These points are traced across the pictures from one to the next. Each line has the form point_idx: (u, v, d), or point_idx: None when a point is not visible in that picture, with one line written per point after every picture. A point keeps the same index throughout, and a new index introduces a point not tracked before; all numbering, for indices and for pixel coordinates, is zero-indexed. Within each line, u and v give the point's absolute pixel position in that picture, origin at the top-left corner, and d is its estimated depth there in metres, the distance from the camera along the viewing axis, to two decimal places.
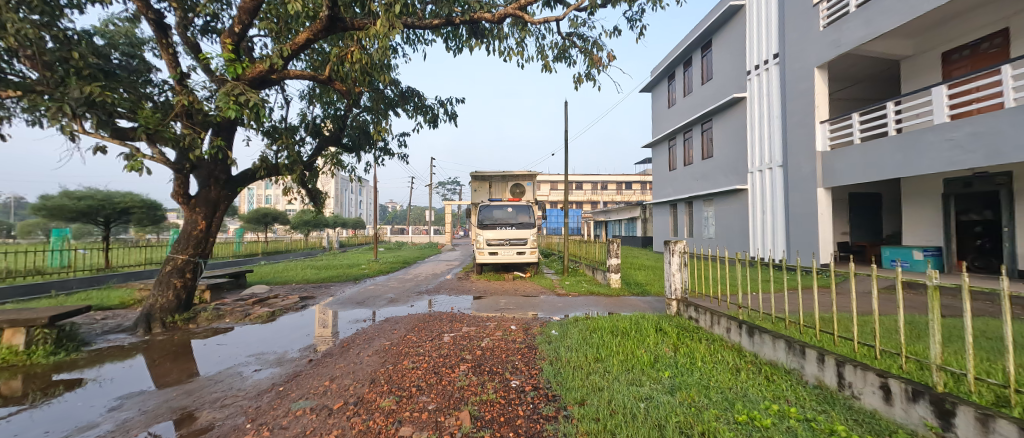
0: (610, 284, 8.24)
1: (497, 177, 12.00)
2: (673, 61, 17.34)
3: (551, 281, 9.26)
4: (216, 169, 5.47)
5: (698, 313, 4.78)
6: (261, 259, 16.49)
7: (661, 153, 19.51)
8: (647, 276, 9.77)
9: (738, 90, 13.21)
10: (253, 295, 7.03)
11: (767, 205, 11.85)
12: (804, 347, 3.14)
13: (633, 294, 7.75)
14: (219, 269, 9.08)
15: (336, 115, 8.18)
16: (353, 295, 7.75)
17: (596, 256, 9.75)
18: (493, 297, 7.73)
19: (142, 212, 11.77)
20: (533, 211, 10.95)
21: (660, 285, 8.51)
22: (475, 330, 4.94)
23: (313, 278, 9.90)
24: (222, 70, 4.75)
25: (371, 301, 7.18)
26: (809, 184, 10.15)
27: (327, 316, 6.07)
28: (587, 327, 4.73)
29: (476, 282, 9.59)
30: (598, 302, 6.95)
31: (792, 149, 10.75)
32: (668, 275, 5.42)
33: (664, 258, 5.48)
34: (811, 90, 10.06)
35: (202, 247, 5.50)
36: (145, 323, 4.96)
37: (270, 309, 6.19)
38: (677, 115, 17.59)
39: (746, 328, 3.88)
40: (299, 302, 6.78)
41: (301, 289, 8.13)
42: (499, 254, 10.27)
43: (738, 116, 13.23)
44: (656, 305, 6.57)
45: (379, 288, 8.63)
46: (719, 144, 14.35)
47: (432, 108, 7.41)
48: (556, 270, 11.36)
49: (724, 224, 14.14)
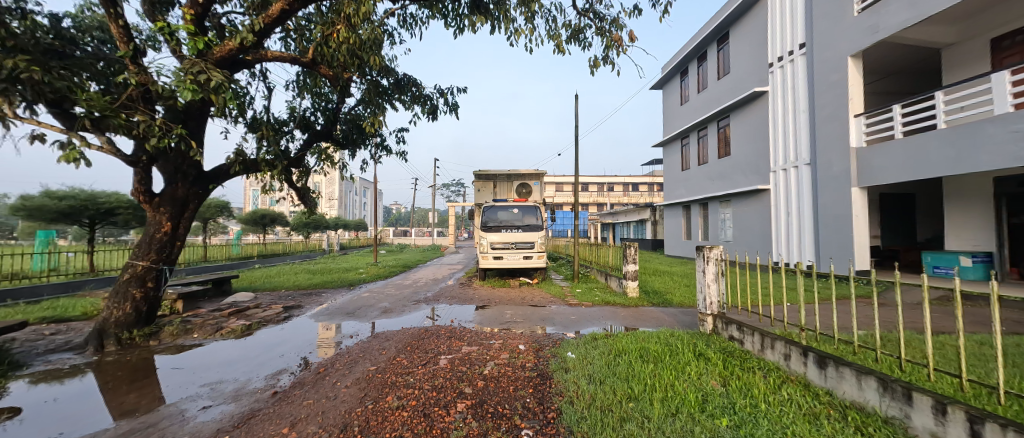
0: (626, 293, 7.46)
1: (502, 176, 11.27)
2: (687, 56, 16.56)
3: (560, 289, 8.49)
4: (184, 164, 4.82)
5: (742, 332, 4.01)
6: (258, 262, 15.90)
7: (673, 152, 18.69)
8: (666, 283, 8.98)
9: (759, 84, 12.39)
10: (232, 305, 6.35)
11: (793, 206, 11.00)
12: (908, 390, 2.33)
13: (653, 304, 6.97)
14: (203, 275, 8.43)
15: (328, 108, 7.53)
16: (344, 304, 7.07)
17: (610, 261, 8.96)
18: (497, 306, 7.00)
19: (129, 213, 11.25)
20: (541, 212, 10.23)
21: (681, 293, 7.72)
22: (476, 351, 4.20)
23: (305, 284, 9.24)
24: (184, 46, 4.09)
25: (363, 312, 6.49)
26: (843, 182, 9.31)
27: (311, 330, 5.38)
28: (611, 350, 3.96)
29: (479, 289, 8.85)
30: (616, 315, 6.18)
31: (821, 146, 9.92)
32: (701, 284, 4.68)
33: (696, 265, 4.76)
34: (843, 82, 9.26)
35: (167, 252, 4.85)
36: (96, 340, 4.28)
37: (247, 321, 5.51)
38: (690, 113, 16.79)
39: (813, 357, 3.10)
40: (282, 313, 6.10)
41: (288, 297, 7.45)
42: (504, 258, 9.54)
43: (758, 112, 12.42)
44: (682, 318, 5.79)
45: (373, 296, 7.94)
46: (737, 142, 13.54)
47: (431, 98, 6.74)
48: (566, 275, 10.58)
49: (743, 227, 13.29)
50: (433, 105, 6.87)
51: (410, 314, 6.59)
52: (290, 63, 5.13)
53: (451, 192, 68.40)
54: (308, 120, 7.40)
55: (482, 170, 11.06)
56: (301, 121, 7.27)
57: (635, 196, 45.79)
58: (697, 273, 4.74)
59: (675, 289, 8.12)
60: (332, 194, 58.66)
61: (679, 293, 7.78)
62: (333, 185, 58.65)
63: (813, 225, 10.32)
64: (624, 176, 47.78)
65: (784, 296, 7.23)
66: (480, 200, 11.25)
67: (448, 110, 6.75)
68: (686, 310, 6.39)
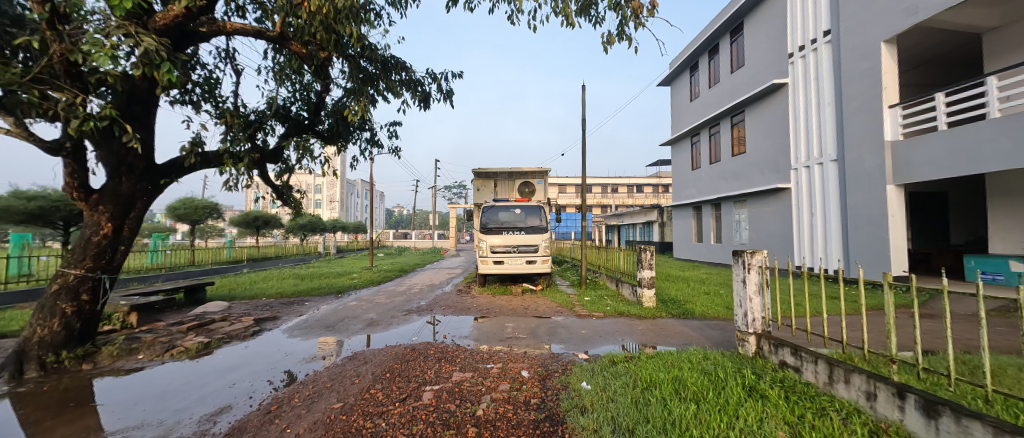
0: (642, 302, 6.67)
1: (503, 174, 10.49)
2: (697, 50, 15.79)
3: (567, 297, 7.72)
4: (128, 154, 4.12)
5: (800, 359, 3.20)
6: (248, 266, 15.24)
7: (682, 151, 17.89)
8: (682, 291, 8.18)
9: (777, 76, 11.60)
10: (197, 317, 5.63)
11: (818, 207, 10.19)
12: None
13: (673, 316, 6.16)
14: (176, 282, 7.72)
15: (311, 98, 6.85)
16: (326, 315, 6.32)
17: (622, 266, 8.15)
18: (497, 318, 6.22)
19: None
20: (545, 212, 9.48)
21: (703, 303, 6.90)
22: (470, 380, 3.42)
23: (289, 291, 8.53)
24: (115, 9, 3.40)
25: (345, 324, 5.73)
26: (876, 179, 8.51)
27: (280, 348, 4.63)
28: (637, 380, 3.18)
29: (478, 297, 8.09)
30: (632, 329, 5.39)
31: (850, 140, 9.12)
32: (741, 296, 3.89)
33: (734, 272, 4.00)
34: (875, 69, 8.48)
35: (108, 259, 4.13)
36: (13, 364, 3.55)
37: (207, 337, 4.78)
38: (701, 109, 15.99)
39: (916, 399, 2.22)
40: (251, 327, 5.35)
41: (264, 307, 6.72)
42: (505, 263, 8.78)
43: (777, 106, 11.62)
44: (711, 334, 4.97)
45: (361, 305, 7.20)
46: (753, 138, 12.73)
47: (423, 85, 6.01)
48: (573, 281, 9.79)
49: (760, 228, 12.47)
50: (424, 92, 6.14)
51: (400, 327, 5.84)
52: (256, 38, 4.43)
53: (452, 193, 67.70)
54: (288, 111, 6.69)
55: (482, 168, 10.29)
56: (279, 113, 6.55)
57: (639, 198, 44.91)
58: (734, 282, 3.98)
59: (694, 298, 7.32)
60: (332, 196, 58.17)
61: (701, 302, 6.96)
62: (333, 187, 58.16)
63: (841, 226, 9.50)
64: (628, 177, 46.93)
65: (820, 306, 6.42)
66: (480, 200, 10.49)
67: (442, 97, 6.02)
68: (713, 324, 5.58)
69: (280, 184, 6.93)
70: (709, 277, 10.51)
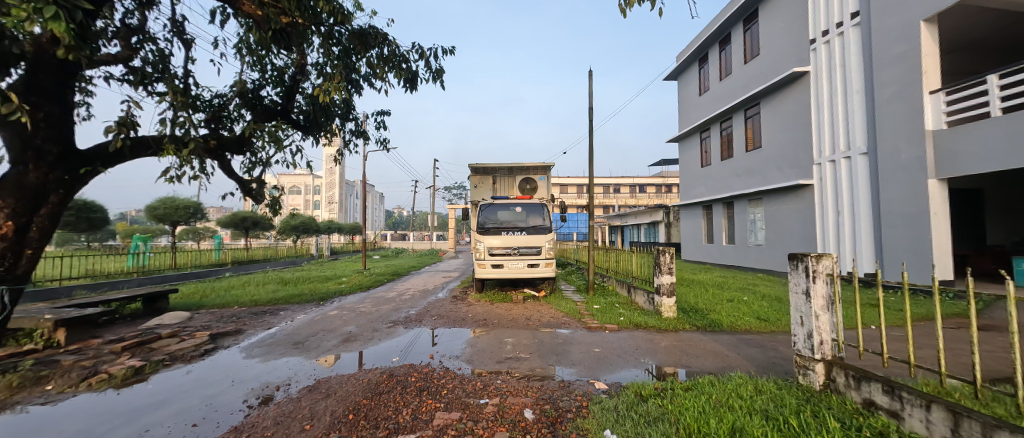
0: (660, 312, 5.85)
1: (502, 169, 9.65)
2: (707, 41, 15.00)
3: (573, 305, 6.92)
4: (34, 134, 3.34)
5: (900, 400, 2.31)
6: (232, 269, 14.44)
7: (690, 147, 17.08)
8: (702, 298, 7.34)
9: (797, 64, 10.76)
10: (144, 332, 4.80)
11: (845, 205, 9.36)
12: None
13: (699, 329, 5.31)
14: (135, 290, 6.89)
15: (286, 82, 6.07)
16: (298, 328, 5.49)
17: (636, 271, 7.29)
18: (495, 331, 5.38)
19: (73, 215, 9.52)
20: (548, 210, 8.67)
21: (730, 313, 6.04)
22: (452, 426, 2.58)
23: (266, 298, 7.72)
24: None
25: (315, 339, 4.88)
26: (915, 173, 7.69)
27: (230, 373, 3.80)
28: (680, 431, 2.35)
29: (474, 304, 7.29)
30: (652, 345, 4.54)
31: (884, 131, 8.30)
32: (802, 312, 3.06)
33: (789, 280, 3.19)
34: (913, 51, 7.66)
35: (7, 266, 3.34)
36: None
37: (142, 359, 3.94)
38: (711, 103, 15.17)
39: None
40: (202, 345, 4.51)
41: (230, 318, 5.90)
42: (504, 266, 7.97)
43: (797, 96, 10.80)
44: (753, 355, 4.11)
45: (342, 314, 6.41)
46: (769, 132, 11.91)
47: (409, 61, 5.20)
48: (579, 286, 8.98)
49: (778, 229, 11.64)
50: (410, 71, 5.34)
51: (386, 341, 5.03)
52: None
53: (452, 194, 66.89)
54: (258, 96, 5.90)
55: (479, 163, 9.46)
56: (248, 97, 5.77)
57: (642, 198, 44.06)
58: (791, 294, 3.17)
59: (717, 306, 6.48)
60: (331, 197, 57.49)
61: (727, 312, 6.12)
62: (331, 188, 57.46)
63: (873, 225, 8.67)
64: (631, 177, 46.15)
65: (865, 316, 5.59)
66: (478, 197, 9.66)
67: (430, 76, 5.22)
68: (749, 340, 4.74)
69: (251, 178, 6.13)
70: (726, 281, 9.67)
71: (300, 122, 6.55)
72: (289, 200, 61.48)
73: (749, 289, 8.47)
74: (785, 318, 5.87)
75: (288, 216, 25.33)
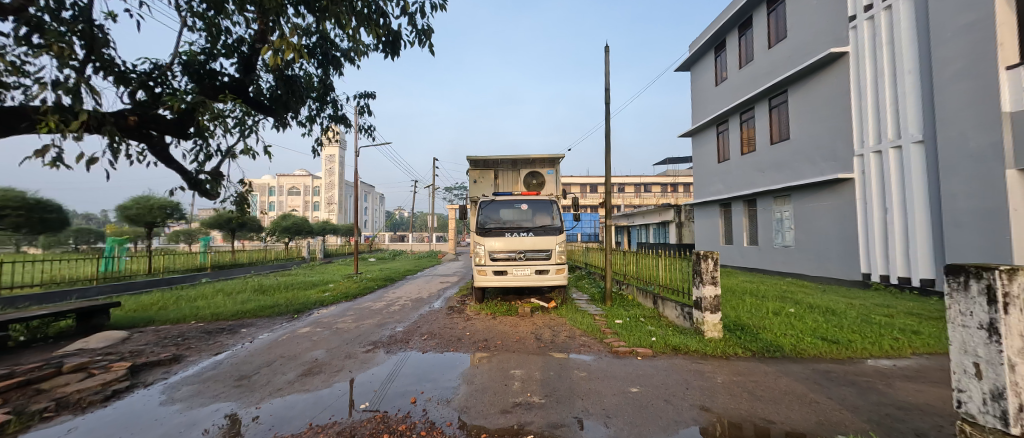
0: (701, 331, 4.73)
1: (506, 163, 8.59)
2: (725, 26, 13.91)
3: (590, 319, 5.84)
4: None
5: None
6: (213, 273, 13.43)
7: (706, 141, 16.00)
8: (742, 310, 6.21)
9: (834, 44, 9.64)
10: (43, 364, 3.70)
11: (894, 201, 8.24)
12: None
13: (757, 356, 4.17)
14: (70, 303, 5.81)
15: (244, 53, 5.03)
16: (252, 354, 4.39)
17: (665, 279, 6.18)
18: (498, 357, 4.28)
19: (16, 216, 8.21)
20: (557, 208, 7.58)
21: (787, 332, 4.90)
22: None
23: (230, 310, 6.64)
24: None
25: (266, 372, 3.78)
26: (989, 163, 6.56)
27: (130, 431, 2.68)
28: None
29: (472, 318, 6.21)
30: (708, 382, 3.41)
31: (946, 115, 7.19)
32: (977, 356, 1.95)
33: (945, 303, 2.11)
34: (986, 21, 6.57)
35: None
36: None
37: (11, 411, 2.83)
38: (729, 93, 14.07)
39: None
40: (113, 384, 3.41)
41: (173, 340, 4.82)
42: (507, 273, 6.89)
43: (834, 80, 9.70)
44: (853, 403, 2.99)
45: (314, 332, 5.34)
46: (798, 121, 10.83)
47: (388, 16, 4.13)
48: (593, 295, 7.89)
49: (811, 228, 10.51)
50: (389, 30, 4.29)
51: (372, 368, 4.01)
52: None
53: (452, 194, 65.78)
54: (210, 70, 4.86)
55: (479, 155, 8.37)
56: (196, 69, 4.73)
57: (647, 197, 42.84)
58: (950, 327, 2.07)
59: (767, 322, 5.34)
60: (329, 198, 56.46)
61: (782, 330, 4.98)
62: (330, 189, 56.37)
63: (932, 225, 7.54)
64: (636, 176, 44.96)
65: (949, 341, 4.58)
66: (477, 194, 8.55)
67: (415, 36, 4.17)
68: (832, 375, 3.60)
69: (205, 171, 5.09)
70: (758, 288, 8.57)
71: (265, 103, 5.50)
72: (287, 201, 60.37)
73: (790, 297, 7.37)
74: (857, 339, 4.73)
75: (280, 216, 24.27)
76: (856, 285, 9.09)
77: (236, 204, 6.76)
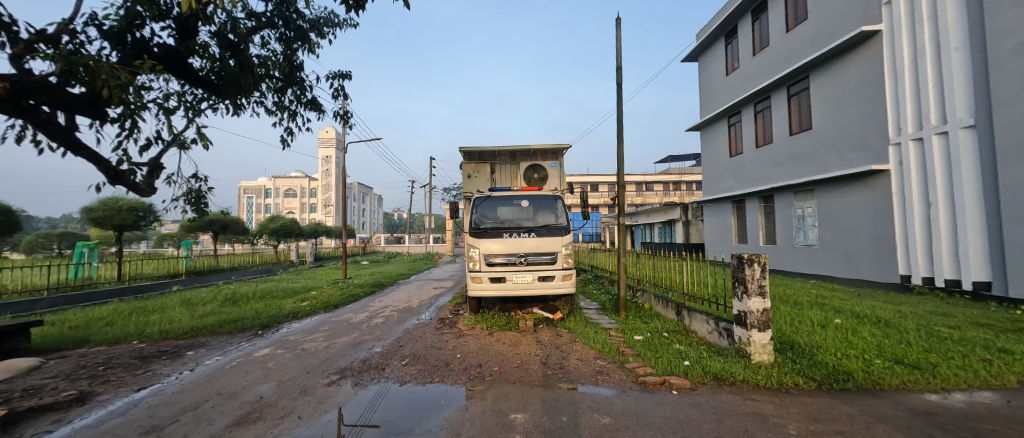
0: (748, 353, 3.80)
1: (504, 155, 7.70)
2: (737, 11, 13.01)
3: (604, 335, 4.95)
4: None
5: None
6: (187, 281, 12.20)
7: (716, 135, 15.15)
8: (781, 322, 5.31)
9: (864, 22, 8.76)
10: None
11: (937, 194, 7.34)
12: None
13: (824, 389, 3.25)
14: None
15: (180, 17, 4.11)
16: (183, 390, 3.46)
17: (690, 286, 5.29)
18: (494, 390, 3.39)
19: None
20: (562, 205, 6.66)
21: (849, 353, 3.99)
22: None
23: (185, 326, 5.71)
24: None
25: (186, 421, 2.85)
26: None
27: None
28: None
29: (465, 335, 5.29)
30: (781, 434, 2.48)
31: (1002, 94, 6.28)
32: None
33: None
34: None
35: None
36: None
37: None
38: (741, 82, 13.21)
39: None
40: None
41: (92, 371, 3.87)
42: (506, 279, 5.98)
43: (864, 63, 8.83)
44: None
45: (271, 356, 4.41)
46: (822, 110, 9.97)
47: None
48: (603, 304, 7.02)
49: (839, 226, 9.63)
50: None
51: (348, 403, 3.20)
52: None
53: (450, 194, 64.95)
54: (139, 38, 3.96)
55: (473, 146, 7.47)
56: (119, 36, 3.83)
57: (651, 196, 41.85)
58: None
59: (819, 339, 4.43)
60: (327, 199, 55.56)
61: (842, 351, 4.06)
62: (328, 190, 55.33)
63: (985, 221, 6.65)
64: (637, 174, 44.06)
65: None
66: (472, 190, 7.64)
67: None
68: (941, 422, 2.66)
69: (138, 162, 4.19)
70: (786, 293, 7.69)
71: (211, 80, 4.58)
72: (284, 203, 59.50)
73: (827, 304, 6.50)
74: (939, 361, 3.80)
75: (269, 218, 23.39)
76: (895, 288, 8.19)
77: (192, 203, 5.84)
